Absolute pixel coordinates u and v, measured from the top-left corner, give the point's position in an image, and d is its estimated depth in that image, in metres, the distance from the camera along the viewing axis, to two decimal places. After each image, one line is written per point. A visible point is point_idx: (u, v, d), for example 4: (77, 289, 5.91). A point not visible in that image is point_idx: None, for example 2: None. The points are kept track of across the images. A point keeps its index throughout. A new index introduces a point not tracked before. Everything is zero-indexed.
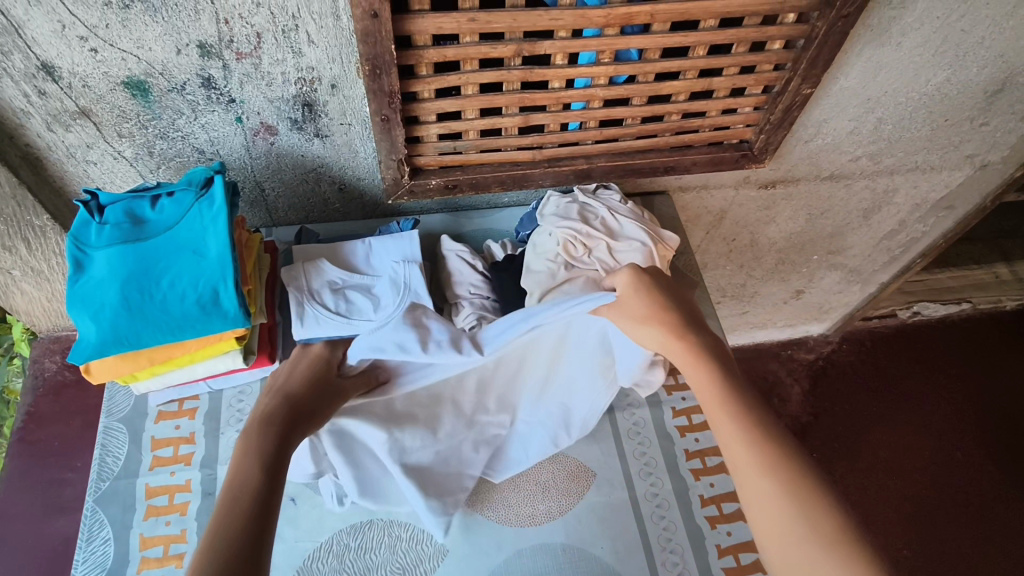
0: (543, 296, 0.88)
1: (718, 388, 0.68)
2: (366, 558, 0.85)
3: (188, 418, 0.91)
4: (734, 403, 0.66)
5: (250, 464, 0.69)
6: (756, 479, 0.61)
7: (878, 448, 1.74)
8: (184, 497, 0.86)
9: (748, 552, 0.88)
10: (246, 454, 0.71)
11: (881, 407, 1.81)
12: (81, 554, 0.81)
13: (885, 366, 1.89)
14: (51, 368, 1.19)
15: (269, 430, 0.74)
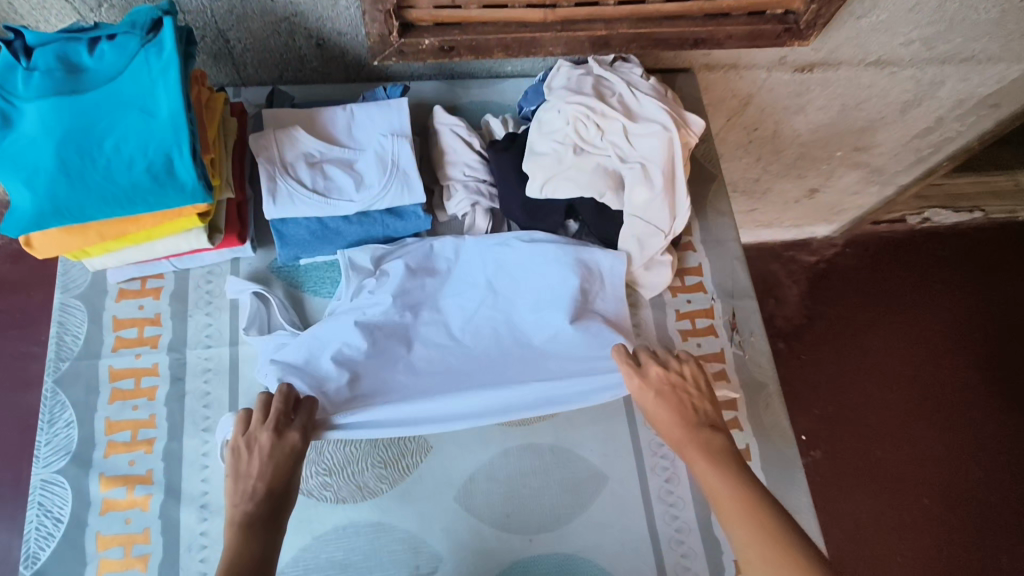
0: (546, 182, 0.80)
1: (702, 446, 0.67)
2: (346, 451, 0.81)
3: (152, 298, 0.84)
4: (727, 470, 0.64)
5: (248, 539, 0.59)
6: (749, 523, 0.58)
7: (871, 352, 1.73)
8: (151, 381, 0.80)
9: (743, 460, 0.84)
10: (241, 546, 0.58)
11: (878, 313, 1.78)
12: (43, 436, 0.77)
13: (885, 272, 1.83)
14: (7, 236, 1.10)
15: (262, 522, 0.61)
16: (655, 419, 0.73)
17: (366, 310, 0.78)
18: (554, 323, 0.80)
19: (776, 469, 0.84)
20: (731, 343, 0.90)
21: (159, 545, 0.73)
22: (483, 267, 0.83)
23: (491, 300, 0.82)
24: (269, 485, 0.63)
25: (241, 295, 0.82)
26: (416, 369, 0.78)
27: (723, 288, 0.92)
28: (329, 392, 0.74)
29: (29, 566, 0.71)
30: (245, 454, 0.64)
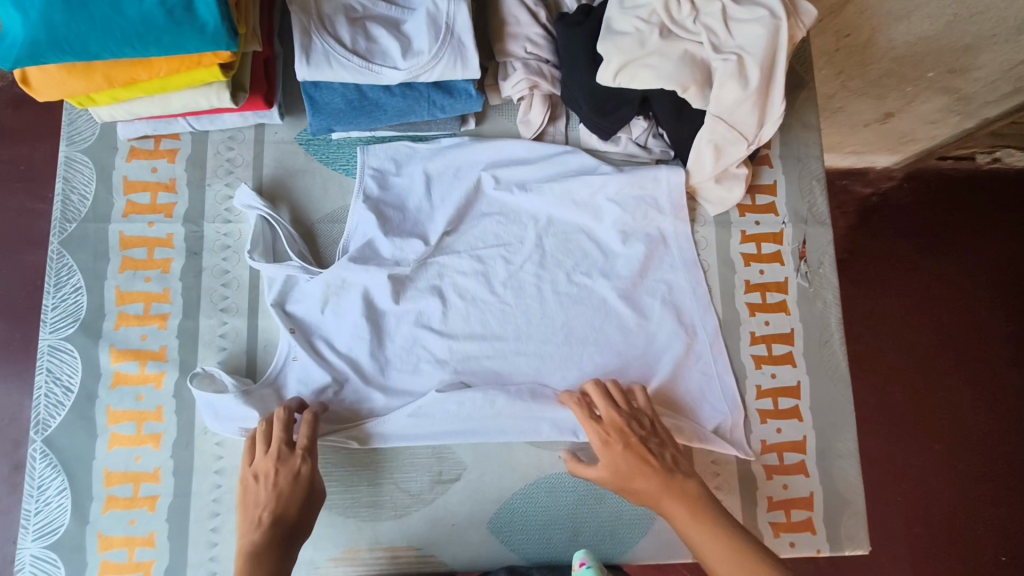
0: (621, 68, 0.68)
1: (706, 514, 0.62)
2: None
3: (166, 162, 0.75)
4: (725, 532, 0.61)
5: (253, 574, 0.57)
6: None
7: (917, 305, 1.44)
8: (165, 253, 0.73)
9: (791, 398, 0.78)
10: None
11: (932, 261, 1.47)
12: (50, 300, 0.71)
13: (945, 215, 1.49)
14: (8, 78, 0.99)
15: (275, 550, 0.59)
16: (608, 471, 0.66)
17: (393, 264, 0.74)
18: (596, 287, 0.77)
19: (824, 410, 0.79)
20: (797, 273, 0.81)
21: (173, 425, 0.70)
22: (533, 217, 0.78)
23: (537, 259, 0.77)
24: (277, 513, 0.60)
25: (249, 210, 0.73)
26: (449, 325, 0.74)
27: (795, 212, 0.83)
28: (356, 365, 0.71)
29: (40, 432, 0.69)
30: (252, 486, 0.62)
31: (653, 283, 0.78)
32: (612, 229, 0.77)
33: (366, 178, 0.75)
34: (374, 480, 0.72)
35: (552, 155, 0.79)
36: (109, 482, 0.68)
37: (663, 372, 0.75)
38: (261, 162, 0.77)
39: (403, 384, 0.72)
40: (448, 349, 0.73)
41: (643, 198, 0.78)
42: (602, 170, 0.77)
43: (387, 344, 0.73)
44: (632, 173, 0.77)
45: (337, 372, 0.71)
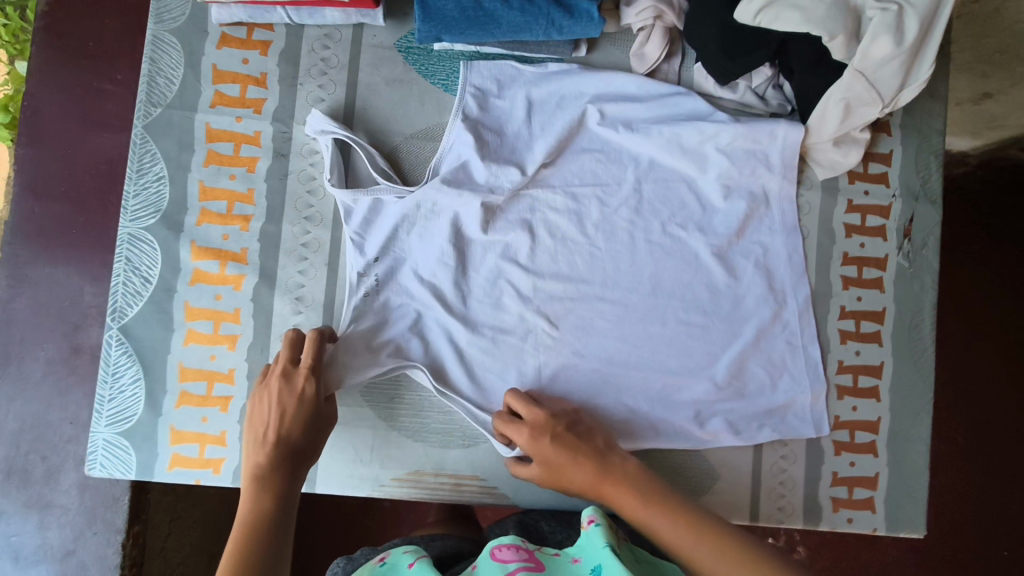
0: (765, 7, 0.63)
1: (628, 484, 0.57)
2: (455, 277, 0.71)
3: (258, 54, 0.71)
4: (668, 504, 0.54)
5: (266, 498, 0.57)
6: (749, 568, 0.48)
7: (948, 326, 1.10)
8: (252, 151, 0.70)
9: (872, 377, 0.76)
10: (255, 501, 0.56)
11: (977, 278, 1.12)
12: (130, 187, 0.69)
13: None
14: None
15: (282, 467, 0.59)
16: (552, 470, 0.61)
17: (482, 188, 0.69)
18: (690, 241, 0.71)
19: (904, 394, 0.76)
20: (899, 251, 0.77)
21: (250, 328, 0.69)
22: (634, 159, 0.72)
23: (633, 205, 0.72)
24: (283, 432, 0.60)
25: (323, 136, 0.68)
26: (535, 261, 0.70)
27: (907, 186, 0.78)
28: (437, 294, 0.69)
29: (116, 320, 0.68)
30: (256, 403, 0.61)
31: (749, 244, 0.72)
32: (715, 182, 0.71)
33: (468, 97, 0.69)
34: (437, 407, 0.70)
35: (666, 95, 0.72)
36: (183, 378, 0.68)
37: (747, 336, 0.71)
38: (355, 65, 0.72)
39: (471, 315, 0.70)
40: (533, 287, 0.70)
41: (754, 152, 0.71)
42: (717, 117, 0.71)
43: (469, 276, 0.70)
44: (749, 124, 0.70)
45: (421, 298, 0.69)
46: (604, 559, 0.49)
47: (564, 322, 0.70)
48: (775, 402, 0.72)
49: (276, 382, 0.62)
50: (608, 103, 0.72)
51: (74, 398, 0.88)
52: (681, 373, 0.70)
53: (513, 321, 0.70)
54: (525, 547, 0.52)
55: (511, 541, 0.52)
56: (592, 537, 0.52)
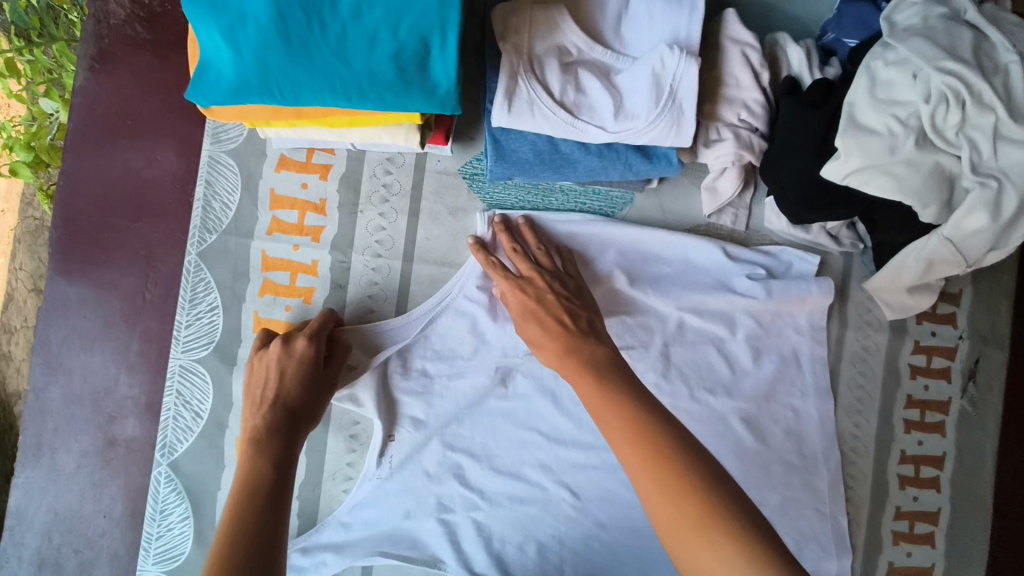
0: (858, 170, 0.60)
1: (601, 375, 0.54)
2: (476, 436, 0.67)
3: (318, 178, 0.68)
4: (609, 389, 0.52)
5: (264, 463, 0.54)
6: (648, 467, 0.45)
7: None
8: (308, 281, 0.67)
9: (929, 524, 0.75)
10: (256, 460, 0.55)
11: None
12: (183, 316, 0.67)
13: None
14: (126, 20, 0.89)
15: (276, 433, 0.58)
16: (536, 343, 0.61)
17: (497, 349, 0.67)
18: (719, 408, 0.70)
19: (961, 541, 0.75)
20: (962, 394, 0.76)
21: (302, 467, 0.67)
22: (662, 321, 0.70)
23: (660, 368, 0.70)
24: (280, 391, 0.60)
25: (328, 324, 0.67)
26: (559, 431, 0.68)
27: (976, 327, 0.76)
28: (463, 459, 0.66)
29: (166, 455, 0.66)
30: (257, 369, 0.61)
31: (780, 409, 0.71)
32: (745, 344, 0.70)
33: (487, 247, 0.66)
34: (487, 541, 0.67)
35: (696, 251, 0.70)
36: None
37: (772, 506, 0.70)
38: (418, 192, 0.69)
39: (484, 484, 0.67)
40: (555, 457, 0.68)
41: (782, 315, 0.71)
42: (743, 284, 0.70)
43: (494, 443, 0.67)
44: (776, 296, 0.69)
45: (452, 461, 0.66)
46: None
47: (588, 493, 0.68)
48: None
49: (276, 349, 0.61)
50: (636, 257, 0.70)
51: (109, 491, 0.86)
52: None
53: (534, 491, 0.68)
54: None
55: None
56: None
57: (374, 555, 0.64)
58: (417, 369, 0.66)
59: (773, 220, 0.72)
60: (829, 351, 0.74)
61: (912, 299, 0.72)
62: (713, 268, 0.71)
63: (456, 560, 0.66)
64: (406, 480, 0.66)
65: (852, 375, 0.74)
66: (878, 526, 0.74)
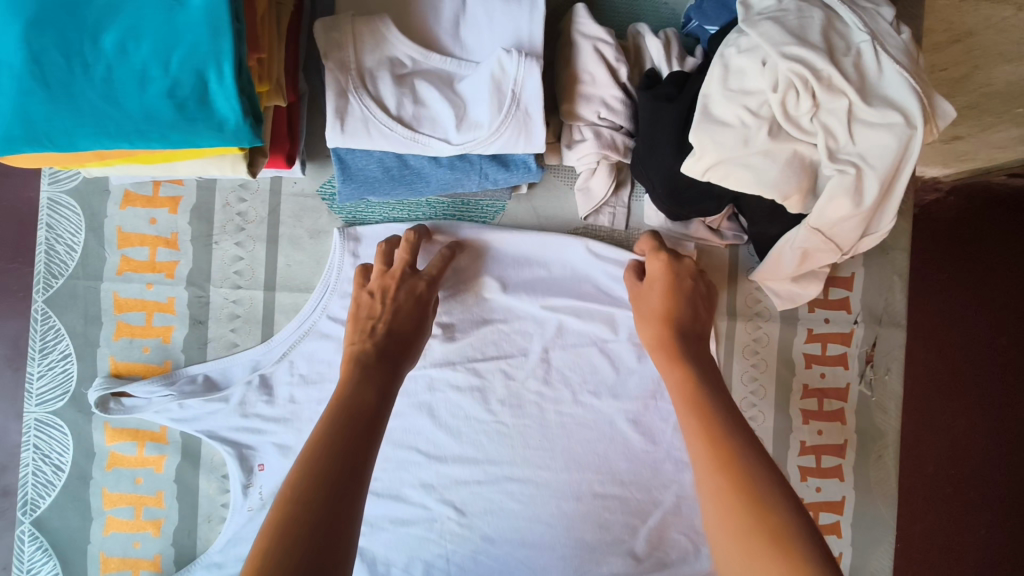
0: (713, 164, 0.58)
1: (694, 381, 0.58)
2: None
3: (167, 211, 0.64)
4: (705, 395, 0.56)
5: (368, 393, 0.54)
6: (727, 471, 0.49)
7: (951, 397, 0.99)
8: (165, 320, 0.64)
9: (834, 513, 0.74)
10: (359, 390, 0.54)
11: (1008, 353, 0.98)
12: (36, 367, 0.64)
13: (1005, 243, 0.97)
14: None
15: (382, 362, 0.57)
16: (642, 314, 0.65)
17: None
18: (604, 414, 0.70)
19: (866, 528, 0.75)
20: (860, 379, 0.75)
21: (175, 511, 0.64)
22: (540, 325, 0.70)
23: (541, 374, 0.70)
24: (391, 324, 0.60)
25: (195, 372, 0.64)
26: (439, 448, 0.68)
27: (870, 309, 0.75)
28: None
29: (28, 512, 0.64)
30: (366, 299, 0.61)
31: (668, 405, 0.71)
32: (628, 343, 0.70)
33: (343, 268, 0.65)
34: (371, 564, 0.68)
35: (573, 254, 0.70)
36: (104, 569, 0.64)
37: (667, 505, 0.70)
38: (276, 217, 0.66)
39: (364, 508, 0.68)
40: (436, 473, 0.68)
41: None
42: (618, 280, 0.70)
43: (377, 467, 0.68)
44: None
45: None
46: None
47: (472, 507, 0.69)
48: (699, 570, 0.70)
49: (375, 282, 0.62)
50: (511, 267, 0.69)
51: None
52: (597, 548, 0.69)
53: (417, 511, 0.68)
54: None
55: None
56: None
57: None
58: (288, 399, 0.65)
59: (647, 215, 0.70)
60: (719, 347, 0.73)
61: (799, 288, 0.70)
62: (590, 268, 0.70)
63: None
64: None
65: (745, 369, 0.73)
66: None
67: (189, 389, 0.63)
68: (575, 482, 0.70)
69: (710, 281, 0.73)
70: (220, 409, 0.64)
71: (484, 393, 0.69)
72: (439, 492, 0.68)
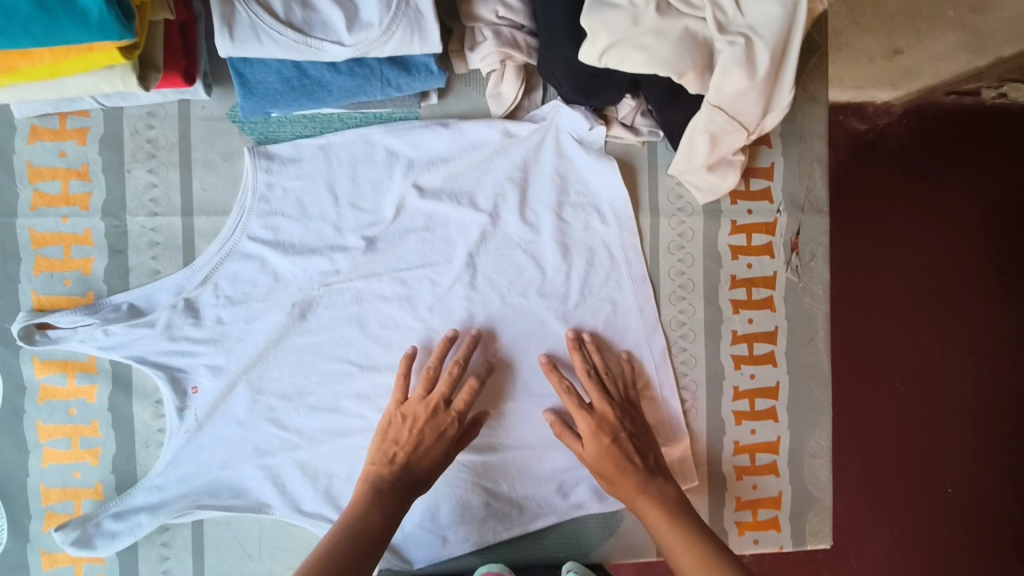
0: (608, 49, 0.58)
1: (645, 488, 0.65)
2: (297, 380, 0.68)
3: (75, 143, 0.64)
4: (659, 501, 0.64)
5: (376, 516, 0.60)
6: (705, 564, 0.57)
7: (927, 280, 1.10)
8: (84, 252, 0.65)
9: (769, 398, 0.76)
10: (367, 512, 0.60)
11: (978, 245, 1.11)
12: None
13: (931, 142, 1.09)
14: None
15: (397, 490, 0.62)
16: (604, 476, 0.66)
17: (292, 285, 0.67)
18: (534, 317, 0.71)
19: (802, 411, 0.77)
20: (788, 267, 0.76)
21: (111, 439, 0.66)
22: (464, 230, 0.70)
23: (468, 280, 0.70)
24: (410, 456, 0.64)
25: (118, 301, 0.65)
26: (371, 358, 0.69)
27: (792, 198, 0.76)
28: (281, 409, 0.67)
29: None
30: (398, 420, 0.65)
31: (597, 302, 0.72)
32: (552, 244, 0.71)
33: (252, 188, 0.65)
34: (312, 476, 0.68)
35: (490, 159, 0.70)
36: (48, 499, 0.65)
37: None
38: (186, 141, 0.66)
39: (302, 423, 0.68)
40: (370, 383, 0.69)
41: (584, 208, 0.72)
42: (536, 181, 0.71)
43: (312, 377, 0.68)
44: (565, 185, 0.71)
45: (263, 404, 0.67)
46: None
47: None
48: None
49: (409, 406, 0.66)
50: (424, 172, 0.69)
51: None
52: (537, 445, 0.71)
53: (355, 422, 0.68)
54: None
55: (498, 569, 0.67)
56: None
57: (194, 509, 0.65)
58: (215, 321, 0.66)
59: (558, 110, 0.70)
60: (644, 243, 0.74)
61: (718, 177, 0.70)
62: (508, 170, 0.70)
63: (282, 500, 0.67)
64: (218, 430, 0.66)
65: (671, 263, 0.74)
66: (720, 408, 0.75)
67: (113, 317, 0.64)
68: (510, 383, 0.71)
69: (631, 176, 0.73)
70: (146, 334, 0.64)
71: (412, 300, 0.69)
72: (375, 401, 0.69)
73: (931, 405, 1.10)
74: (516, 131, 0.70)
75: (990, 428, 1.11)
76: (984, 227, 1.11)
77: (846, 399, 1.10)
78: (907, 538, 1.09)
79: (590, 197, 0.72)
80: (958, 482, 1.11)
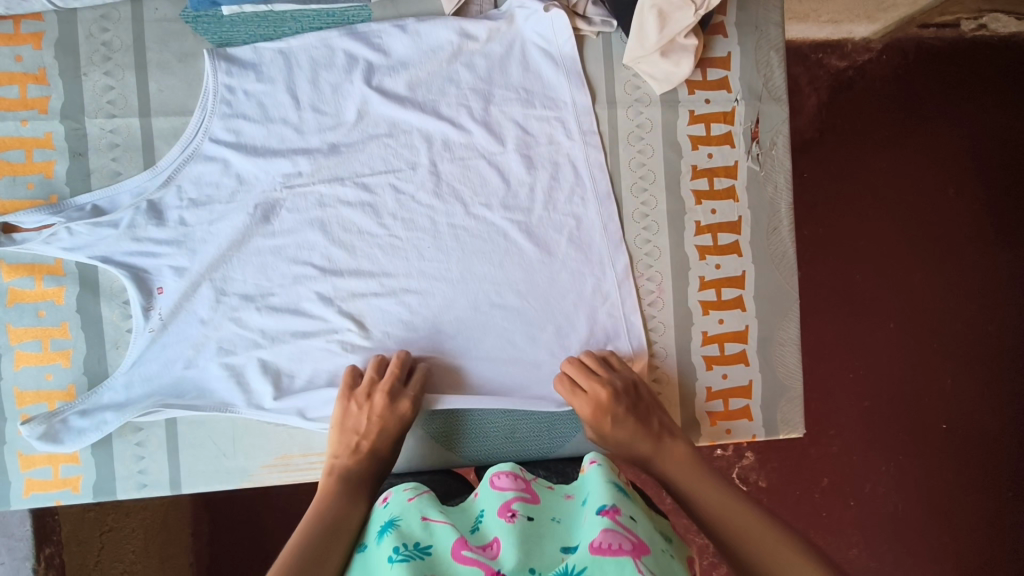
0: None
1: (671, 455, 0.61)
2: (258, 279, 0.68)
3: (30, 47, 0.66)
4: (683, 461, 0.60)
5: (349, 493, 0.55)
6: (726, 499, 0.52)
7: (909, 223, 1.18)
8: (45, 155, 0.66)
9: (735, 287, 0.76)
10: (339, 492, 0.55)
11: (970, 182, 1.18)
12: None
13: (911, 87, 1.16)
14: None
15: (364, 473, 0.59)
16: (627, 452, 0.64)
17: (255, 187, 0.68)
18: (494, 219, 0.71)
19: (769, 300, 0.77)
20: (748, 156, 0.76)
21: (82, 340, 0.67)
22: (420, 132, 0.70)
23: (432, 186, 0.70)
24: (374, 443, 0.61)
25: (82, 203, 0.66)
26: (333, 262, 0.69)
27: (749, 88, 0.76)
28: (242, 310, 0.68)
29: None
30: (354, 411, 0.63)
31: (556, 191, 0.72)
32: (508, 140, 0.71)
33: (214, 96, 0.66)
34: (275, 380, 0.68)
35: (444, 55, 0.70)
36: (21, 403, 0.66)
37: (565, 289, 0.71)
38: (141, 43, 0.67)
39: (264, 323, 0.68)
40: (332, 286, 0.69)
41: (537, 103, 0.72)
42: (490, 75, 0.71)
43: (274, 278, 0.68)
44: (518, 79, 0.72)
45: (226, 304, 0.67)
46: (439, 538, 0.43)
47: (370, 319, 0.69)
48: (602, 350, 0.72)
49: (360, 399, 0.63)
50: (381, 71, 0.70)
51: None
52: (500, 350, 0.70)
53: (319, 323, 0.68)
54: (523, 478, 0.50)
55: (510, 469, 0.50)
56: (593, 476, 0.50)
57: (159, 407, 0.65)
58: (178, 222, 0.67)
59: (515, 13, 0.71)
60: (603, 132, 0.74)
61: (672, 62, 0.70)
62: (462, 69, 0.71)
63: (245, 400, 0.67)
64: (182, 330, 0.67)
65: (631, 154, 0.74)
66: (687, 298, 0.75)
67: (77, 216, 0.65)
68: (473, 283, 0.70)
69: (587, 71, 0.74)
70: (109, 234, 0.65)
71: (377, 209, 0.70)
72: (339, 300, 0.69)
73: (920, 336, 1.17)
74: (473, 33, 0.71)
75: (981, 362, 1.17)
76: (974, 167, 1.18)
77: (838, 330, 1.17)
78: (909, 472, 1.17)
79: (544, 91, 0.72)
80: (951, 415, 1.17)
